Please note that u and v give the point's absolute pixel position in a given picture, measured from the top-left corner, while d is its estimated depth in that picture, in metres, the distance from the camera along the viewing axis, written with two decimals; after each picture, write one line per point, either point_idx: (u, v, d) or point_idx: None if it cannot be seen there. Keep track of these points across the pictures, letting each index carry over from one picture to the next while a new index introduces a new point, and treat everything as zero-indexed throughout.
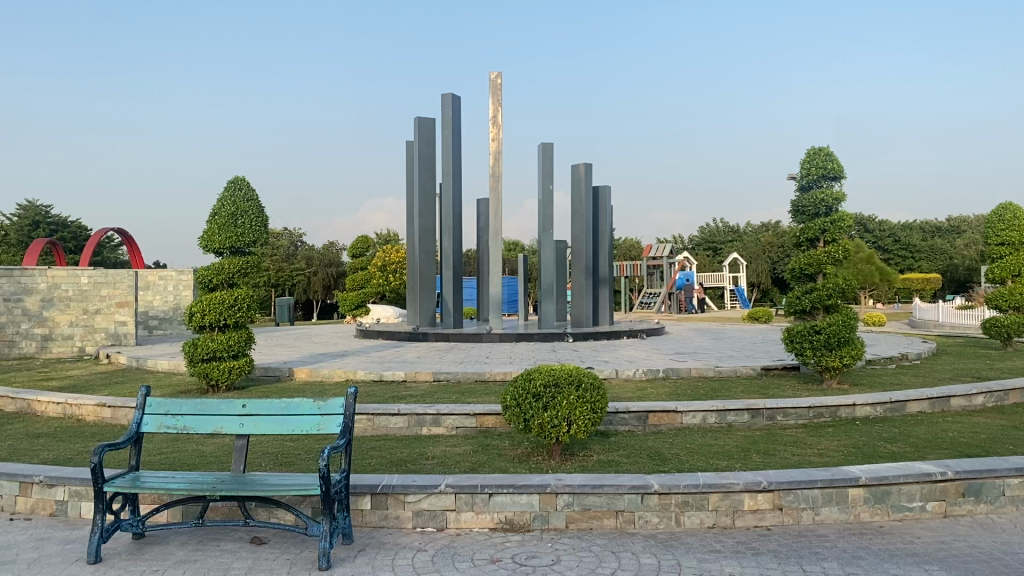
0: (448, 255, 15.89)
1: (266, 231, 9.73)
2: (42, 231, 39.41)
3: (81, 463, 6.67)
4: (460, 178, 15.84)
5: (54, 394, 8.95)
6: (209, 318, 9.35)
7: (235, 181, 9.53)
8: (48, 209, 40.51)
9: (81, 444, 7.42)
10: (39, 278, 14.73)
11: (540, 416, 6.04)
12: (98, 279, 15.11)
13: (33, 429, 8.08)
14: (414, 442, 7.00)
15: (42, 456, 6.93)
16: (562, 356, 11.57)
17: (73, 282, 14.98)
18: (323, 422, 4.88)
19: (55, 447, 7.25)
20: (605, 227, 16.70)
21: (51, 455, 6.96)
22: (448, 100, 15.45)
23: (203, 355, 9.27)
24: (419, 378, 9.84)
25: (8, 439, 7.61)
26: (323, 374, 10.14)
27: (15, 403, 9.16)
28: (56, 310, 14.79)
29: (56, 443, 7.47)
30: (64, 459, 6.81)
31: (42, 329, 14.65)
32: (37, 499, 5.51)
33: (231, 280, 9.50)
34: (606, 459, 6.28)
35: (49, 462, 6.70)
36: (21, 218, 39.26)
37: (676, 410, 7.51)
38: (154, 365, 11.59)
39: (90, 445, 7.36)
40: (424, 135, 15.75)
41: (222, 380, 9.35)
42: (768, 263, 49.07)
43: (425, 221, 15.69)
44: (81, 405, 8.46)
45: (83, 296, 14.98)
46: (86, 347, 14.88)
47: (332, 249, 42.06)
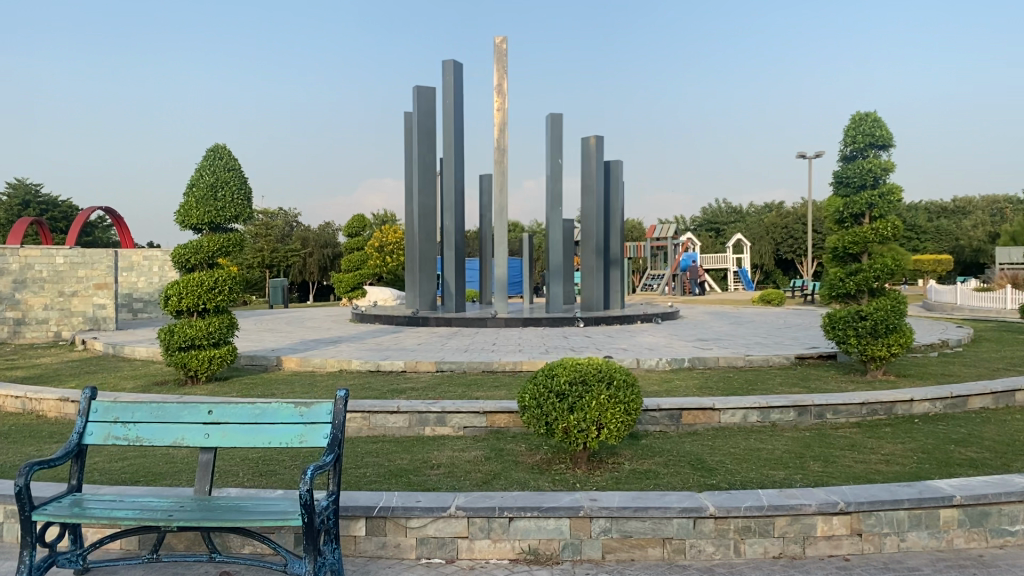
0: (449, 234, 14.94)
1: (250, 205, 8.78)
2: (32, 211, 38.43)
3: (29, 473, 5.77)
4: (463, 151, 14.85)
5: (12, 386, 8.01)
6: (187, 302, 8.39)
7: (214, 149, 8.62)
8: (39, 188, 39.50)
9: (35, 446, 6.51)
10: (12, 258, 13.77)
11: (565, 419, 5.14)
12: (75, 258, 14.13)
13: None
14: (415, 446, 6.09)
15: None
16: (575, 342, 10.65)
17: (48, 262, 13.99)
18: (307, 433, 3.97)
19: (3, 452, 6.32)
20: (617, 203, 15.72)
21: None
22: (450, 68, 14.44)
23: (180, 344, 8.34)
24: (420, 369, 8.93)
25: None
26: (315, 364, 9.23)
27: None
28: (31, 293, 13.83)
29: (6, 445, 6.55)
30: (11, 467, 5.90)
31: (15, 312, 13.72)
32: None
33: (210, 260, 8.56)
34: (641, 468, 5.37)
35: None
36: (11, 198, 38.28)
37: (713, 407, 6.61)
38: (132, 352, 10.69)
39: (44, 449, 6.44)
40: (424, 105, 14.75)
41: (201, 370, 8.42)
42: (771, 245, 48.13)
43: (425, 198, 14.72)
44: (42, 399, 7.55)
45: (59, 278, 14.02)
46: (62, 331, 13.96)
47: (329, 229, 41.08)
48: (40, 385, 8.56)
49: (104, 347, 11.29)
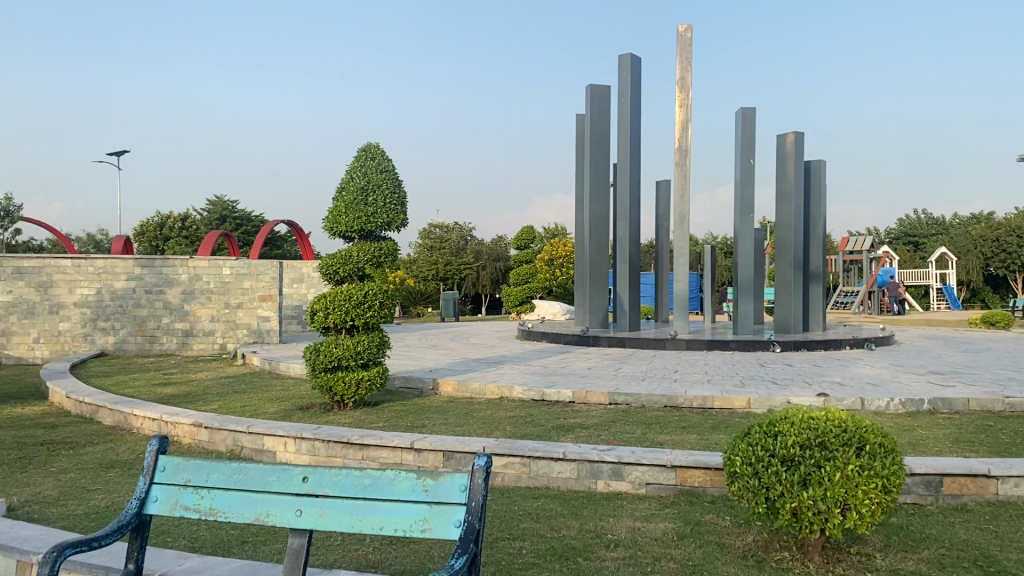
0: (625, 246, 13.57)
1: (404, 210, 7.86)
2: (229, 225, 40.45)
3: (114, 493, 4.72)
4: (641, 154, 13.47)
5: (132, 400, 7.06)
6: (333, 318, 7.50)
7: (365, 148, 7.83)
8: (234, 204, 41.61)
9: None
10: (181, 268, 13.78)
11: (795, 496, 3.66)
12: (241, 269, 13.87)
13: (93, 441, 6.14)
14: (587, 508, 4.76)
15: (72, 482, 4.92)
16: (776, 372, 8.97)
17: (215, 273, 13.83)
18: (432, 518, 2.73)
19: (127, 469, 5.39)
20: (819, 210, 13.76)
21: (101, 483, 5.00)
22: (627, 62, 13.16)
23: (325, 364, 7.48)
24: (591, 400, 7.61)
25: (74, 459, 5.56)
26: (473, 390, 8.14)
27: (80, 404, 7.28)
28: (198, 304, 13.79)
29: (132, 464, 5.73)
30: (81, 490, 4.76)
31: (183, 323, 13.75)
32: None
33: (359, 271, 7.65)
34: (903, 568, 3.79)
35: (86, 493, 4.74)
36: (210, 214, 40.53)
37: (989, 475, 4.86)
38: (286, 368, 10.07)
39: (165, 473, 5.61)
40: (598, 105, 13.52)
41: (348, 395, 7.51)
42: (981, 260, 43.14)
43: (598, 206, 13.45)
44: (178, 424, 6.49)
45: (225, 289, 13.83)
46: (228, 344, 13.77)
47: (501, 243, 40.66)
48: (183, 403, 7.95)
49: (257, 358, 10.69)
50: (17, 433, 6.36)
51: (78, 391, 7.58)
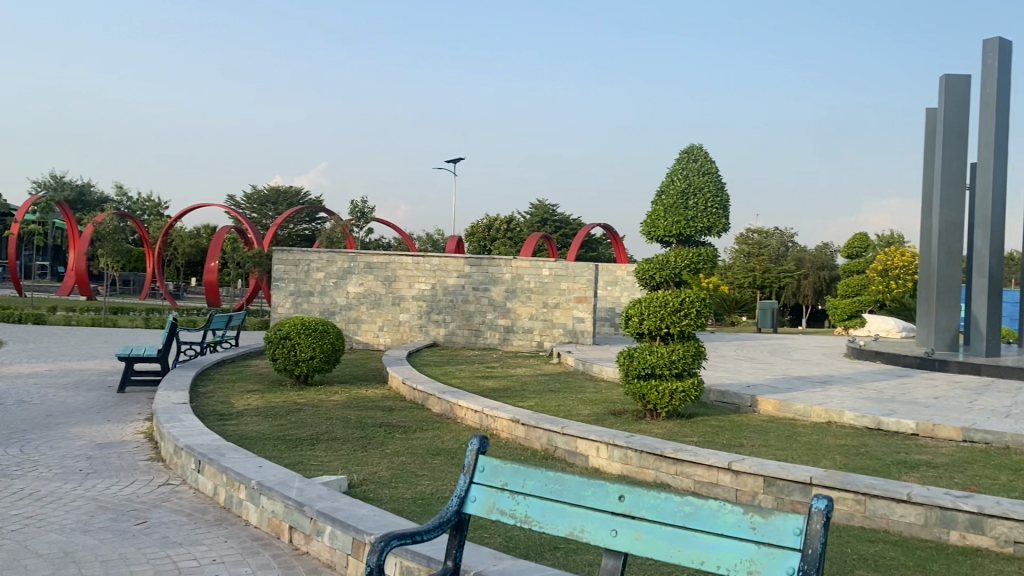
0: (982, 257, 11.90)
1: (726, 214, 7.47)
2: (549, 228, 42.25)
3: (438, 481, 4.94)
4: (1008, 152, 11.74)
5: (457, 391, 7.41)
6: (647, 325, 7.34)
7: (688, 150, 7.61)
8: (556, 207, 43.32)
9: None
10: (504, 268, 13.61)
11: None
12: (559, 270, 13.52)
13: (422, 426, 6.51)
14: (937, 562, 4.10)
15: (403, 466, 5.23)
16: None
17: (535, 273, 13.54)
18: (759, 561, 2.35)
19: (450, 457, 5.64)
20: None
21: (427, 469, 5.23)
22: (994, 47, 11.54)
23: (638, 372, 7.36)
24: (938, 435, 6.65)
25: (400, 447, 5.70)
26: (797, 410, 7.53)
27: (413, 391, 7.71)
28: (520, 302, 13.61)
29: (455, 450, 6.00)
30: (411, 474, 5.03)
31: (506, 320, 13.63)
32: (341, 554, 3.65)
33: (678, 277, 7.38)
34: None
35: (414, 478, 4.98)
36: (533, 217, 42.65)
37: None
38: (599, 370, 10.17)
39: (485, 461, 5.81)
40: (954, 97, 12.01)
41: (660, 406, 7.34)
42: None
43: (949, 211, 11.94)
44: (496, 418, 6.46)
45: (544, 289, 13.48)
46: (545, 343, 13.41)
47: (825, 252, 38.08)
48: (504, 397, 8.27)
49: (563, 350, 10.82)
50: (361, 413, 6.98)
51: (412, 378, 8.16)
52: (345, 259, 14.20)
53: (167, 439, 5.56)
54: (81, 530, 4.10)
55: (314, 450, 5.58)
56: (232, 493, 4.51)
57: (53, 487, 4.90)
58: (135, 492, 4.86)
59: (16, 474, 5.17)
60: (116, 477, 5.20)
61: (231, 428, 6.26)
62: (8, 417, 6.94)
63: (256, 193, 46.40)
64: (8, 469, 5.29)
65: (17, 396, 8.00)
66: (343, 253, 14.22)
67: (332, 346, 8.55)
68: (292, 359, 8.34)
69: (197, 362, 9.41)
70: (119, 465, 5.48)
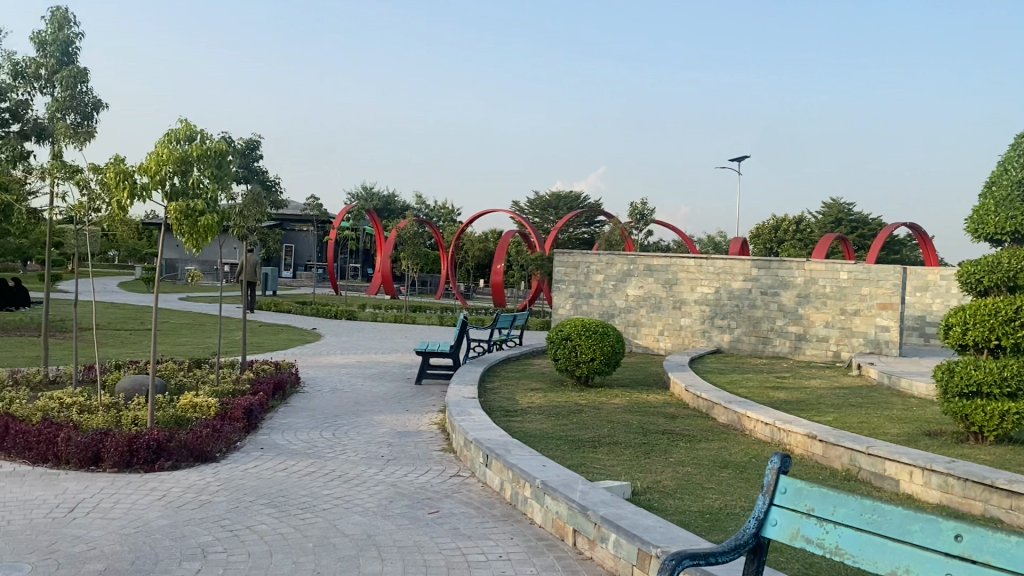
0: None
1: None
2: (844, 228, 39.42)
3: (727, 495, 4.64)
4: None
5: (744, 400, 6.98)
6: (972, 335, 6.46)
7: None
8: (851, 206, 40.37)
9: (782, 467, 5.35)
10: (797, 270, 11.83)
11: None
12: (859, 273, 11.38)
13: (708, 435, 6.21)
14: None
15: (688, 476, 4.99)
16: None
17: (832, 278, 11.57)
18: None
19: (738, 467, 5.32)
20: None
21: (712, 479, 4.97)
22: None
23: (960, 389, 6.44)
24: None
25: (689, 457, 5.45)
26: None
27: (698, 398, 7.37)
28: (813, 308, 11.70)
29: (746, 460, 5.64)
30: (697, 486, 4.78)
31: (797, 327, 11.78)
32: (625, 563, 3.51)
33: (1011, 281, 6.44)
34: None
35: (699, 489, 4.74)
36: (825, 216, 40.07)
37: None
38: (908, 386, 8.32)
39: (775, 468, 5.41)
40: None
41: (988, 428, 6.34)
42: None
43: None
44: (790, 432, 5.88)
45: (841, 295, 11.50)
46: (842, 353, 11.46)
47: None
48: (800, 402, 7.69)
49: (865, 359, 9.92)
50: (643, 418, 6.83)
51: (695, 384, 7.85)
52: (624, 261, 13.26)
53: (459, 432, 5.79)
54: (381, 514, 4.35)
55: (596, 453, 5.52)
56: (518, 491, 4.55)
57: (359, 470, 5.28)
58: (430, 481, 5.09)
59: (329, 456, 5.65)
60: (412, 465, 5.50)
61: (516, 424, 6.39)
62: (324, 403, 7.66)
63: (540, 198, 48.20)
64: (323, 451, 5.80)
65: (331, 384, 8.84)
66: (622, 254, 13.30)
67: (613, 348, 8.48)
68: (573, 359, 8.41)
69: (485, 359, 9.82)
70: (415, 454, 5.80)
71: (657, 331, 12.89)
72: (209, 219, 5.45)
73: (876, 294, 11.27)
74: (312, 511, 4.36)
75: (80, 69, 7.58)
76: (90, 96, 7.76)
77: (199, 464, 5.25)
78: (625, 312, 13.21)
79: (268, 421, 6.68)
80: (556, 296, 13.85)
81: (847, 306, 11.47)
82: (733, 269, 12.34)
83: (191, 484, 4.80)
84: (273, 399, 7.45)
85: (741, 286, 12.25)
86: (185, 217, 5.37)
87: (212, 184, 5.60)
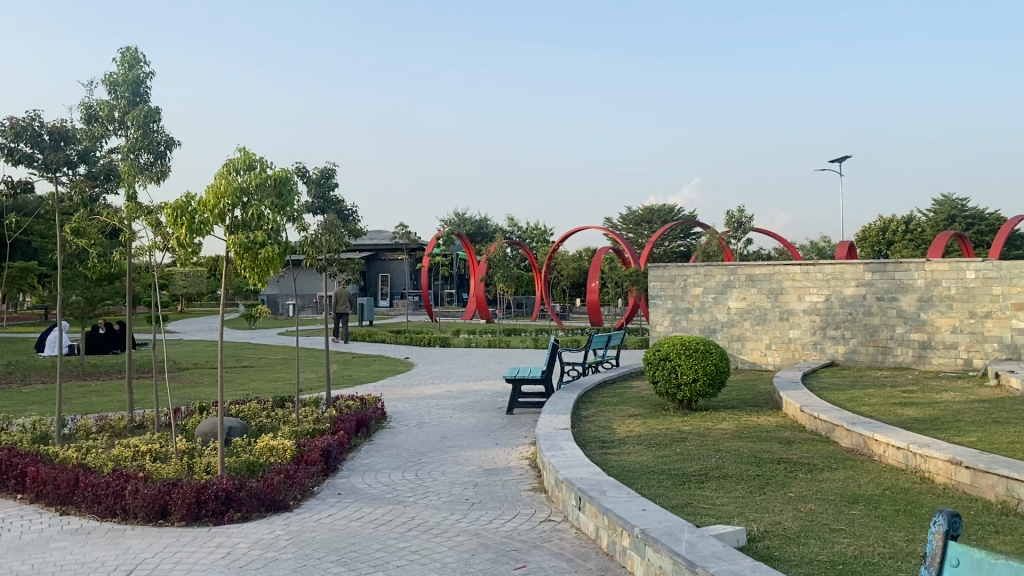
0: None
1: None
2: (957, 224, 37.11)
3: (862, 539, 3.94)
4: None
5: (871, 421, 6.20)
6: None
7: None
8: (965, 202, 37.98)
9: (924, 500, 4.58)
10: (917, 272, 10.85)
11: None
12: (989, 271, 10.33)
13: (831, 464, 5.49)
14: None
15: (812, 516, 4.32)
16: None
17: (957, 278, 10.55)
18: None
19: (870, 500, 4.59)
20: None
21: (840, 519, 4.26)
22: None
23: None
24: None
25: (811, 493, 4.75)
26: None
27: (816, 421, 6.64)
28: (937, 312, 10.68)
29: (877, 488, 4.87)
30: (824, 529, 4.10)
31: (921, 334, 10.76)
32: None
33: None
34: None
35: (824, 533, 4.03)
36: (937, 214, 37.83)
37: None
38: None
39: (914, 497, 4.64)
40: None
41: None
42: None
43: None
44: (929, 458, 5.03)
45: (969, 296, 10.46)
46: (974, 360, 10.38)
47: None
48: (935, 416, 6.81)
49: (1002, 366, 8.84)
50: (755, 445, 6.13)
51: (812, 404, 7.09)
52: (723, 272, 12.51)
53: (549, 469, 5.26)
54: (460, 572, 3.86)
55: (703, 489, 4.89)
56: (615, 540, 3.99)
57: (441, 517, 4.81)
58: (518, 528, 4.57)
59: (410, 501, 5.20)
60: (499, 508, 4.99)
61: (613, 458, 5.81)
62: (410, 439, 7.27)
63: (633, 213, 47.39)
64: (403, 495, 5.36)
65: (419, 417, 8.45)
66: (721, 265, 12.56)
67: (717, 367, 7.80)
68: (674, 382, 7.78)
69: (580, 384, 9.27)
70: (503, 495, 5.30)
71: (764, 345, 12.05)
72: (270, 251, 5.17)
73: (1010, 293, 10.18)
74: (384, 569, 3.90)
75: (149, 109, 7.49)
76: (162, 134, 7.68)
77: (271, 514, 4.90)
78: (728, 326, 12.42)
79: (349, 462, 6.31)
80: (653, 312, 13.19)
81: (977, 308, 10.41)
82: (844, 274, 11.42)
83: (259, 539, 4.42)
84: (356, 437, 7.11)
85: (854, 292, 11.32)
86: (245, 250, 5.11)
87: (273, 215, 5.34)
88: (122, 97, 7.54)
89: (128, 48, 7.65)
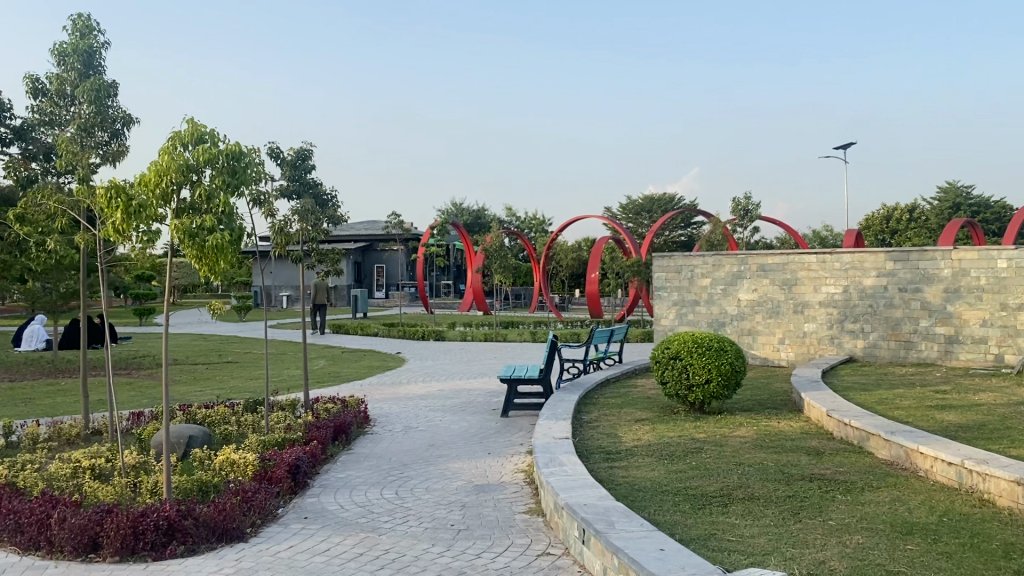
0: None
1: None
2: (964, 213, 36.39)
3: None
4: None
5: (911, 429, 5.47)
6: None
7: None
8: (971, 190, 37.28)
9: (992, 531, 3.87)
10: (943, 261, 10.13)
11: None
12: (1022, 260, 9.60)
13: (872, 481, 4.77)
14: None
15: (863, 553, 3.60)
16: None
17: (987, 267, 9.83)
18: None
19: (927, 531, 3.87)
20: None
21: (896, 557, 3.54)
22: None
23: None
24: None
25: (857, 521, 4.04)
26: None
27: (845, 428, 5.93)
28: (965, 305, 9.97)
29: (930, 512, 4.16)
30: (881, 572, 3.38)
31: (947, 327, 10.05)
32: None
33: None
34: None
35: None
36: (942, 202, 37.10)
37: None
38: None
39: (978, 526, 3.92)
40: None
41: None
42: None
43: None
44: (990, 478, 4.31)
45: (1000, 287, 9.74)
46: (1005, 355, 9.67)
47: None
48: (981, 419, 6.09)
49: None
50: (782, 458, 5.42)
51: (840, 408, 6.37)
52: (734, 262, 11.79)
53: (548, 490, 4.55)
54: None
55: (728, 516, 4.17)
56: None
57: (419, 550, 4.09)
58: (509, 565, 3.86)
59: (386, 527, 4.48)
60: (489, 538, 4.28)
61: (620, 473, 5.11)
62: (394, 447, 6.55)
63: (634, 203, 46.64)
64: (380, 519, 4.65)
65: (406, 421, 7.74)
66: (731, 255, 11.84)
67: (732, 367, 7.07)
68: (685, 383, 7.07)
69: (582, 384, 8.54)
70: (494, 520, 4.58)
71: (776, 339, 11.32)
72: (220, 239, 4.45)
73: None
74: None
75: (104, 83, 6.78)
76: (117, 111, 6.96)
77: (222, 546, 4.19)
78: (739, 319, 11.71)
79: (322, 478, 5.60)
80: (658, 305, 12.48)
81: (1009, 300, 9.69)
82: (864, 264, 10.69)
83: None
84: (333, 446, 6.40)
85: (875, 283, 10.60)
86: (190, 238, 4.39)
87: (225, 196, 4.62)
88: (72, 69, 6.81)
89: (79, 15, 6.89)
